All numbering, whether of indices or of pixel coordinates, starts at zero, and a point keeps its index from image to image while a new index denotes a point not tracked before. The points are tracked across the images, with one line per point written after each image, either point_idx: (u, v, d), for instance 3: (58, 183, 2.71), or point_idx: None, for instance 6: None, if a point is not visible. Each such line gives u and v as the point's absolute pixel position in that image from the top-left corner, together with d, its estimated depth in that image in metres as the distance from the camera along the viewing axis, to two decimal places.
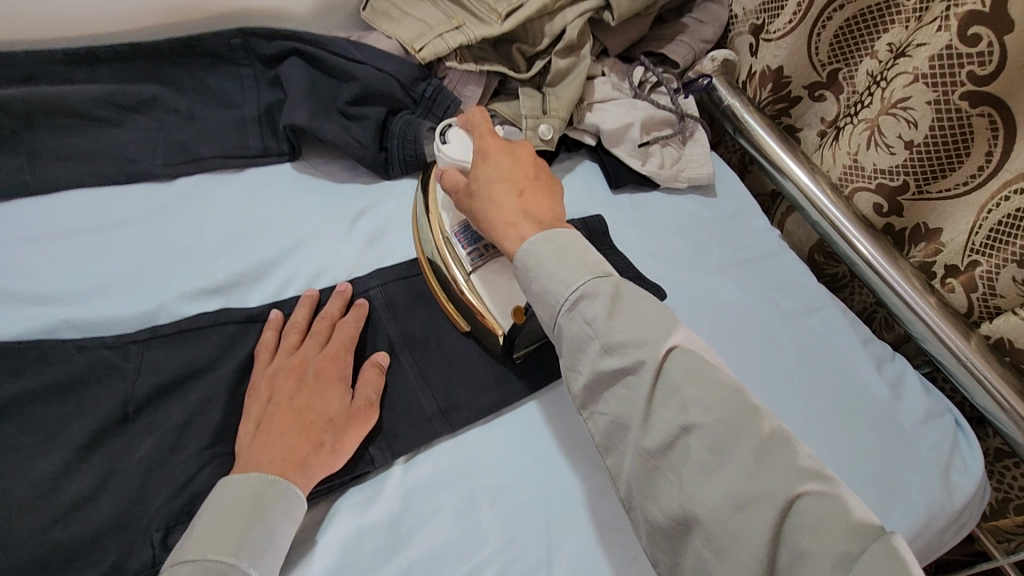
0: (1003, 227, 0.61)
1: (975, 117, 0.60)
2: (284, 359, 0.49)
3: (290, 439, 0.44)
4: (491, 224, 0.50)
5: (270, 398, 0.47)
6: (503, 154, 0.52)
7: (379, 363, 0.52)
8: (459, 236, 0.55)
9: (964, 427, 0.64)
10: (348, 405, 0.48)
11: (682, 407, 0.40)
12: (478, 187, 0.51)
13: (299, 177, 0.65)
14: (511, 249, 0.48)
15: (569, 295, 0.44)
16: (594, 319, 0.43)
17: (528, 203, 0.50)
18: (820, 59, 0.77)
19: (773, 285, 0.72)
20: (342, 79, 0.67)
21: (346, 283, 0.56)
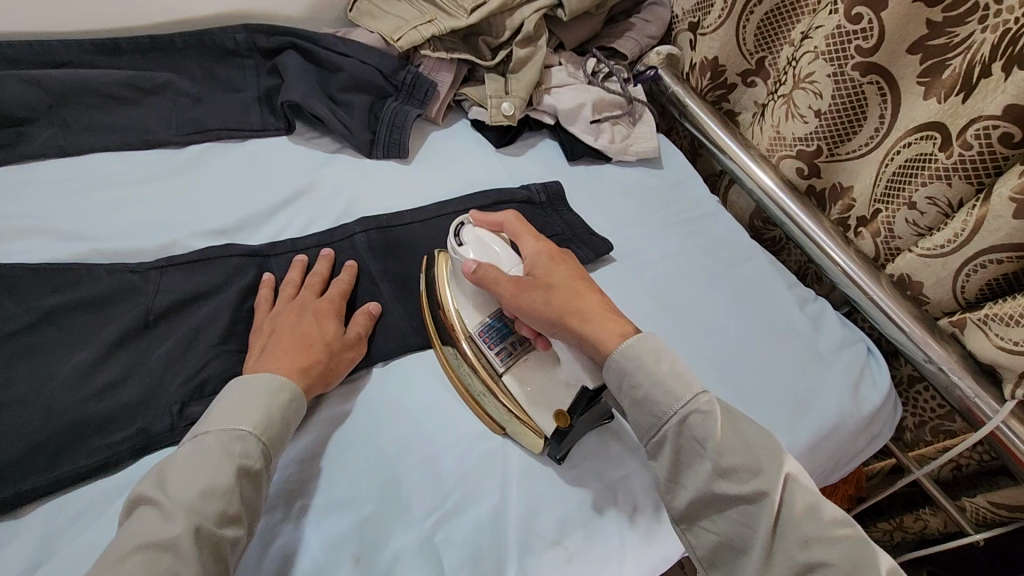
0: (896, 177, 0.71)
1: (866, 85, 0.71)
2: (283, 305, 0.58)
3: (293, 354, 0.53)
4: (586, 316, 0.54)
5: (273, 330, 0.55)
6: (558, 274, 0.58)
7: (371, 310, 0.61)
8: (485, 335, 0.58)
9: (874, 352, 0.73)
10: (342, 336, 0.57)
11: (806, 544, 0.46)
12: (557, 284, 0.56)
13: (294, 147, 0.75)
14: (613, 345, 0.52)
15: (677, 409, 0.50)
16: (705, 437, 0.49)
17: (594, 299, 0.56)
18: (748, 48, 0.88)
19: (711, 240, 0.82)
20: (331, 71, 0.78)
21: (328, 249, 0.64)
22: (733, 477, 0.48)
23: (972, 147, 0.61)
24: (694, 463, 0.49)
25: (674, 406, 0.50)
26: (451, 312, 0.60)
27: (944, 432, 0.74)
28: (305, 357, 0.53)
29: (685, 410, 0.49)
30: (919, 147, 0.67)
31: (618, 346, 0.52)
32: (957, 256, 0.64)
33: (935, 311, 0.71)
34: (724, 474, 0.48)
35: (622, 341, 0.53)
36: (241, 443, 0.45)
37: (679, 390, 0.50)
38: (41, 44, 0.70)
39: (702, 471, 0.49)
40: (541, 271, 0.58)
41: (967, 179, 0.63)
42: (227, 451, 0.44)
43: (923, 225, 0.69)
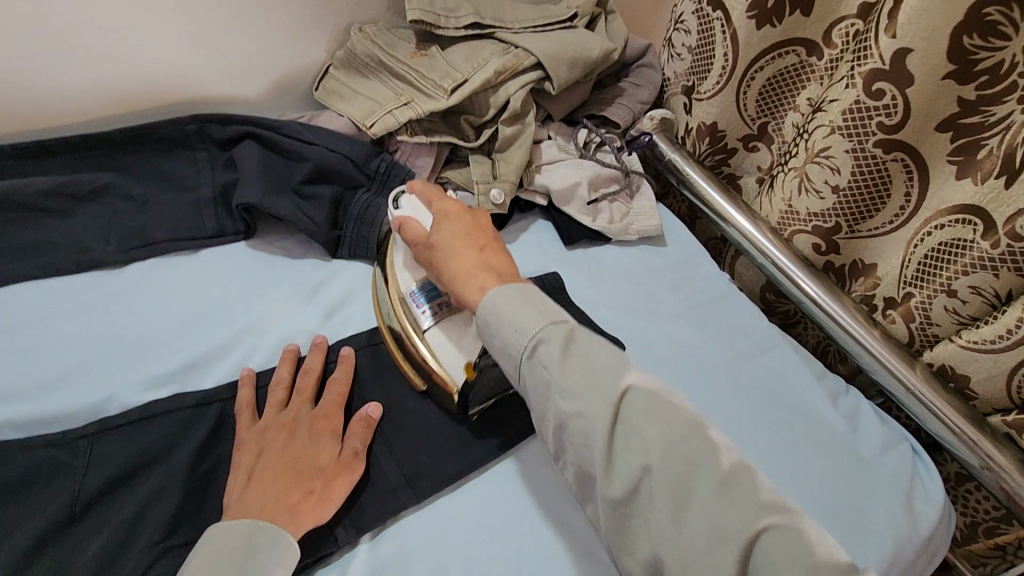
0: (929, 261, 0.64)
1: (890, 162, 0.65)
2: (272, 415, 0.52)
3: (284, 487, 0.46)
4: (458, 276, 0.52)
5: (260, 452, 0.49)
6: (459, 219, 0.57)
7: (372, 416, 0.54)
8: (416, 297, 0.58)
9: (920, 454, 0.66)
10: (339, 456, 0.50)
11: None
12: (445, 236, 0.55)
13: (254, 255, 0.66)
14: (476, 300, 0.50)
15: (526, 342, 0.46)
16: (550, 365, 0.45)
17: (488, 257, 0.53)
18: (749, 114, 0.82)
19: (725, 326, 0.74)
20: (295, 161, 0.69)
21: (322, 336, 0.59)
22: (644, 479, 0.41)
23: (1023, 239, 0.55)
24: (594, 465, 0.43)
25: (578, 405, 0.43)
26: (392, 261, 0.62)
27: (1000, 535, 0.68)
28: (296, 496, 0.46)
29: (549, 343, 0.46)
30: (956, 231, 0.61)
31: (483, 297, 0.49)
32: (1008, 353, 0.59)
33: (984, 406, 0.64)
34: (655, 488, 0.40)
35: (482, 296, 0.50)
36: None
37: (526, 325, 0.46)
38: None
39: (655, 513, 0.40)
40: (434, 226, 0.56)
41: (1015, 270, 0.57)
42: None
43: (965, 314, 0.62)
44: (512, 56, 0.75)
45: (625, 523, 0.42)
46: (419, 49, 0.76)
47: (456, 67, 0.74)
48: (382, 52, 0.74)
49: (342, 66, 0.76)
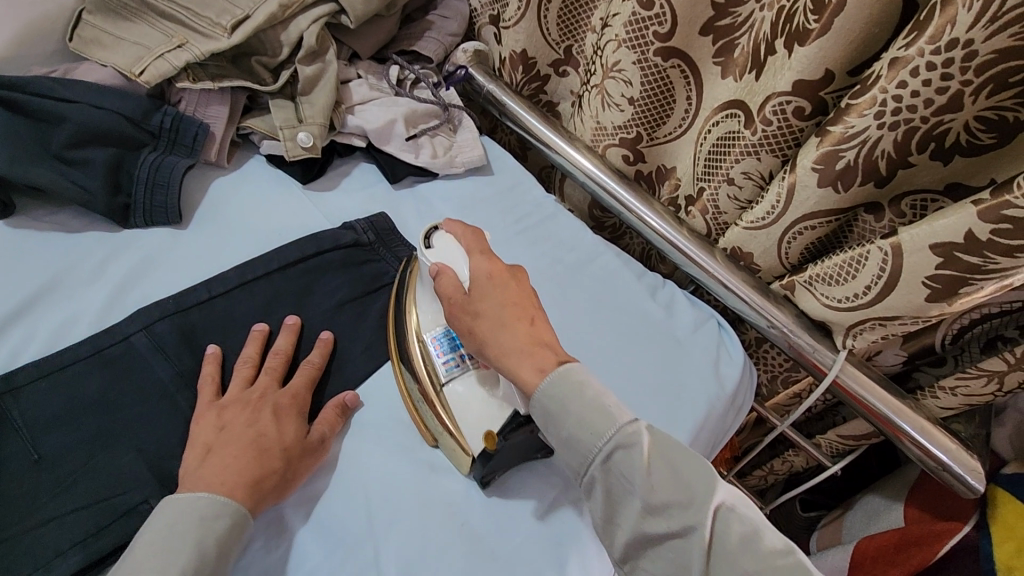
0: (713, 154, 0.72)
1: (669, 69, 0.71)
2: (240, 393, 0.52)
3: (242, 462, 0.47)
4: (506, 352, 0.51)
5: (221, 426, 0.49)
6: (500, 287, 0.54)
7: (347, 403, 0.56)
8: (437, 343, 0.57)
9: (725, 327, 0.75)
10: (305, 437, 0.52)
11: (688, 496, 0.43)
12: (511, 308, 0.53)
13: (15, 234, 0.57)
14: (533, 381, 0.49)
15: (601, 446, 0.45)
16: (631, 475, 0.44)
17: (540, 331, 0.53)
18: (553, 38, 0.85)
19: (555, 245, 0.78)
20: (53, 122, 0.59)
21: (293, 317, 0.59)
22: (663, 514, 0.43)
23: (772, 122, 0.62)
24: (624, 499, 0.44)
25: (598, 443, 0.45)
26: (413, 297, 0.59)
27: (793, 382, 0.80)
28: (256, 467, 0.47)
29: (610, 447, 0.45)
30: (726, 125, 0.69)
31: (539, 383, 0.48)
32: (776, 227, 0.67)
33: (767, 277, 0.74)
34: (654, 510, 0.43)
35: (539, 375, 0.49)
36: None
37: (601, 427, 0.45)
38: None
39: (632, 508, 0.44)
40: (478, 287, 0.54)
41: (772, 152, 0.65)
42: None
43: (743, 199, 0.71)
44: None
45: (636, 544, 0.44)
46: None
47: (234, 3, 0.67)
48: None
49: (97, 9, 0.66)
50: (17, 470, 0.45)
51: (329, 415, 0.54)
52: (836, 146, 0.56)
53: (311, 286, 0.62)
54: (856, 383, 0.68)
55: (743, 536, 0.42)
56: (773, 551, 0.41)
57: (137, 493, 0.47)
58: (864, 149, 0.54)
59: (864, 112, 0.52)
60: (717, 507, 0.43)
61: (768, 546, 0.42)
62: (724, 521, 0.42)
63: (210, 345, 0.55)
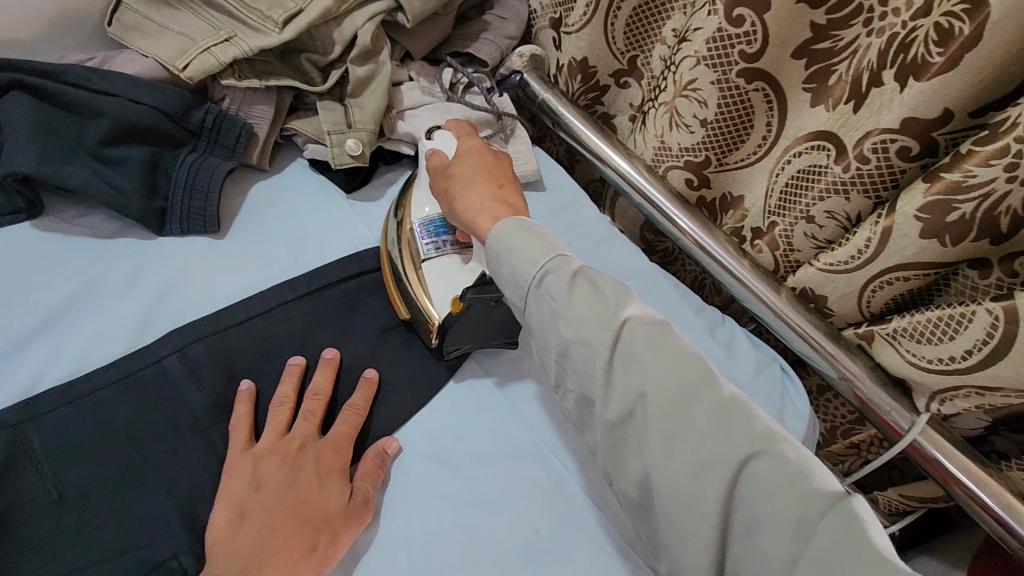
0: (791, 186, 0.66)
1: (751, 92, 0.65)
2: (278, 443, 0.48)
3: (285, 538, 0.43)
4: (468, 208, 0.54)
5: (257, 487, 0.45)
6: (473, 161, 0.58)
7: (387, 452, 0.51)
8: (423, 228, 0.57)
9: (788, 372, 0.70)
10: (348, 501, 0.47)
11: (643, 377, 0.45)
12: (482, 175, 0.56)
13: (42, 239, 0.53)
14: (487, 228, 0.52)
15: (534, 272, 0.49)
16: (557, 294, 0.48)
17: (509, 198, 0.55)
18: (619, 48, 0.79)
19: (609, 270, 0.73)
20: (87, 116, 0.54)
21: (332, 350, 0.54)
22: (576, 324, 0.47)
23: (869, 161, 0.57)
24: (548, 316, 0.48)
25: (532, 270, 0.49)
26: (409, 193, 0.61)
27: (855, 434, 0.75)
28: (295, 539, 0.43)
29: (541, 272, 0.49)
30: (811, 157, 0.63)
31: (493, 227, 0.52)
32: (860, 274, 0.61)
33: (839, 322, 0.69)
34: (569, 321, 0.47)
35: (493, 225, 0.52)
36: None
37: (532, 257, 0.49)
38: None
39: (556, 327, 0.48)
40: (456, 163, 0.57)
41: (865, 193, 0.59)
42: None
43: (822, 238, 0.65)
44: None
45: (645, 501, 0.45)
46: None
47: None
48: None
49: None
50: (36, 511, 0.42)
51: (368, 467, 0.49)
52: (948, 197, 0.50)
53: (355, 309, 0.58)
54: (936, 447, 0.61)
55: (654, 339, 0.46)
56: (686, 359, 0.45)
57: (165, 545, 0.43)
58: (987, 203, 0.49)
59: (989, 161, 0.47)
60: (629, 319, 0.47)
61: (681, 351, 0.46)
62: (638, 329, 0.46)
63: (245, 379, 0.50)
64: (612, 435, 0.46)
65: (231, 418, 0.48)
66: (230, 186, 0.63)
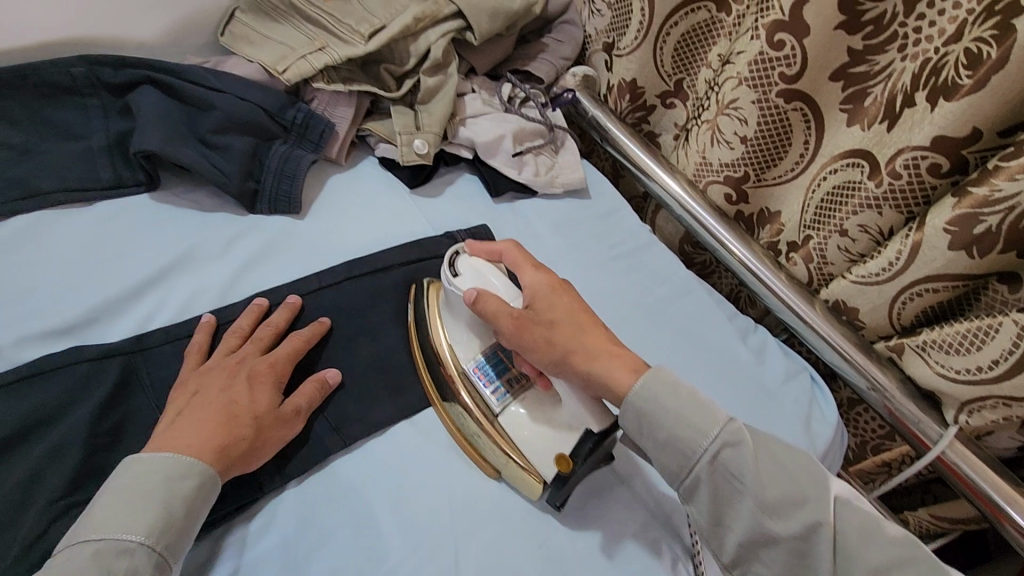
0: (826, 201, 0.69)
1: (790, 111, 0.69)
2: (219, 359, 0.50)
3: (212, 430, 0.44)
4: (590, 357, 0.50)
5: (196, 390, 0.47)
6: (568, 296, 0.55)
7: (328, 380, 0.53)
8: (480, 371, 0.55)
9: (818, 382, 0.72)
10: (277, 407, 0.48)
11: (862, 558, 0.43)
12: (561, 319, 0.52)
13: (157, 207, 0.61)
14: (626, 382, 0.49)
15: (707, 445, 0.46)
16: (742, 473, 0.45)
17: (599, 338, 0.52)
18: (666, 70, 0.85)
19: (648, 274, 0.77)
20: (200, 108, 0.64)
21: (296, 296, 0.58)
22: (779, 513, 0.44)
23: (902, 176, 0.60)
24: (734, 500, 0.45)
25: (703, 442, 0.46)
26: (442, 328, 0.57)
27: (885, 450, 0.75)
28: (222, 431, 0.45)
29: (717, 446, 0.46)
30: (846, 174, 0.66)
31: (635, 384, 0.49)
32: (890, 285, 0.64)
33: (870, 335, 0.71)
34: (769, 509, 0.44)
35: (634, 380, 0.49)
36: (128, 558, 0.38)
37: (706, 425, 0.46)
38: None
39: (744, 506, 0.45)
40: (543, 298, 0.54)
41: (897, 208, 0.62)
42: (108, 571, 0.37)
43: (855, 251, 0.68)
44: (431, 3, 0.73)
45: None
46: None
47: (372, 13, 0.71)
48: None
49: (250, 10, 0.72)
50: (139, 428, 0.47)
51: (306, 388, 0.51)
52: (977, 210, 0.53)
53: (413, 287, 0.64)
54: (966, 462, 0.62)
55: (866, 526, 0.44)
56: (897, 540, 0.43)
57: None
58: (1011, 216, 0.52)
59: (1015, 176, 0.50)
60: (836, 498, 0.45)
61: (892, 534, 0.44)
62: (844, 508, 0.45)
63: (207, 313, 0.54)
64: None
65: (187, 345, 0.51)
66: (312, 176, 0.71)
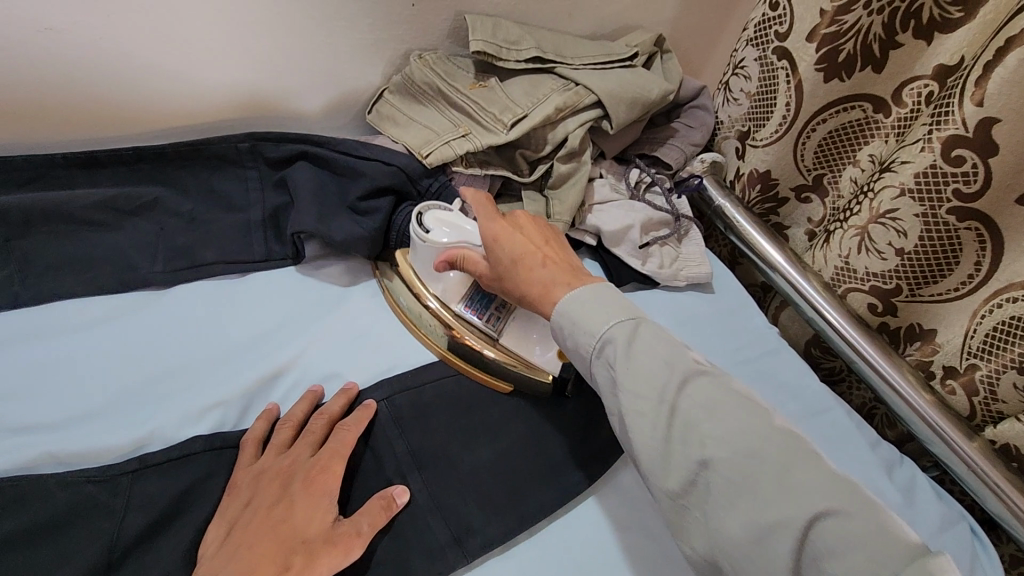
0: (998, 334, 0.62)
1: (962, 231, 0.62)
2: (272, 459, 0.48)
3: (259, 561, 0.41)
4: (529, 270, 0.55)
5: (248, 502, 0.45)
6: (517, 231, 0.58)
7: (394, 498, 0.48)
8: (471, 308, 0.62)
9: (979, 534, 0.63)
10: (332, 525, 0.44)
11: (704, 441, 0.43)
12: (512, 252, 0.57)
13: (302, 281, 0.63)
14: (560, 295, 0.53)
15: (594, 343, 0.49)
16: (615, 362, 0.47)
17: (554, 265, 0.55)
18: (806, 165, 0.80)
19: (777, 384, 0.72)
20: (348, 172, 0.67)
21: (352, 383, 0.55)
22: (639, 395, 0.45)
23: None
24: (610, 389, 0.48)
25: (591, 341, 0.49)
26: (409, 271, 0.63)
27: None
28: (270, 561, 0.41)
29: (602, 343, 0.48)
30: None
31: (563, 297, 0.52)
32: None
33: None
34: (634, 395, 0.46)
35: (559, 297, 0.52)
36: None
37: (594, 326, 0.49)
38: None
39: (614, 393, 0.47)
40: (494, 252, 0.57)
41: None
42: None
43: None
44: (573, 92, 0.73)
45: (682, 513, 0.44)
46: (478, 80, 0.75)
47: (515, 101, 0.72)
48: (439, 79, 0.72)
49: (398, 92, 0.75)
50: None
51: (370, 505, 0.46)
52: None
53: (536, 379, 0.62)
54: None
55: (714, 396, 0.45)
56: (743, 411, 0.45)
57: (369, 574, 0.46)
58: None
59: None
60: (694, 374, 0.46)
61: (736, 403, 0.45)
62: (702, 385, 0.46)
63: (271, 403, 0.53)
64: (675, 508, 0.44)
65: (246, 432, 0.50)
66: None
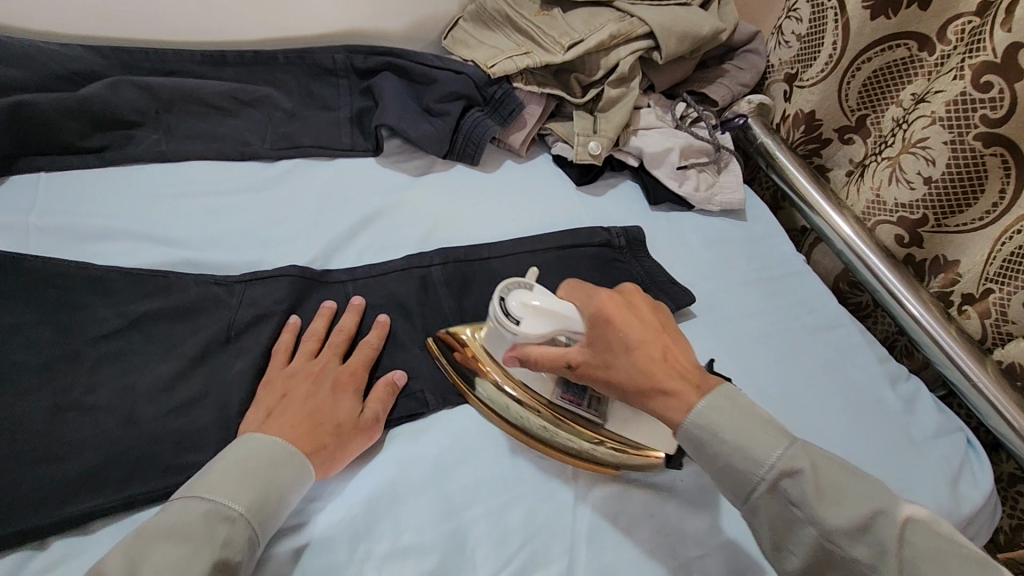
0: (1017, 258, 0.66)
1: (987, 156, 0.66)
2: (303, 364, 0.53)
3: (297, 434, 0.47)
4: (646, 395, 0.48)
5: (285, 395, 0.50)
6: (629, 313, 0.50)
7: (396, 382, 0.55)
8: (566, 395, 0.55)
9: (975, 446, 0.67)
10: (358, 416, 0.51)
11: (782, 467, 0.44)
12: (615, 365, 0.49)
13: (378, 168, 0.75)
14: (688, 400, 0.47)
15: (764, 474, 0.44)
16: (795, 501, 0.43)
17: (677, 360, 0.49)
18: (850, 105, 0.84)
19: (794, 300, 0.77)
20: (424, 81, 0.79)
21: (361, 298, 0.60)
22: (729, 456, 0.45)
23: None
24: (750, 496, 0.45)
25: (758, 471, 0.44)
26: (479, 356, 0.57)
27: None
28: (309, 439, 0.47)
29: (773, 475, 0.44)
30: None
31: (697, 406, 0.47)
32: None
33: None
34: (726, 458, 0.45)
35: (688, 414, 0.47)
36: (228, 526, 0.40)
37: (758, 456, 0.44)
38: (140, 50, 0.72)
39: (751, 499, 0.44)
40: (602, 341, 0.50)
41: None
42: (212, 534, 0.39)
43: None
44: (627, 23, 0.81)
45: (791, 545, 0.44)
46: (542, 10, 0.83)
47: (574, 28, 0.80)
48: (509, 7, 0.82)
49: (471, 20, 0.85)
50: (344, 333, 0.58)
51: (379, 392, 0.54)
52: None
53: (569, 270, 0.70)
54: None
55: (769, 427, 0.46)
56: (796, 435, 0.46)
57: (416, 380, 0.57)
58: None
59: None
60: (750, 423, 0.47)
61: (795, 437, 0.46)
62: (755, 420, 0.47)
63: (292, 315, 0.57)
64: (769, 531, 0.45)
65: (275, 342, 0.55)
66: (494, 149, 0.82)
